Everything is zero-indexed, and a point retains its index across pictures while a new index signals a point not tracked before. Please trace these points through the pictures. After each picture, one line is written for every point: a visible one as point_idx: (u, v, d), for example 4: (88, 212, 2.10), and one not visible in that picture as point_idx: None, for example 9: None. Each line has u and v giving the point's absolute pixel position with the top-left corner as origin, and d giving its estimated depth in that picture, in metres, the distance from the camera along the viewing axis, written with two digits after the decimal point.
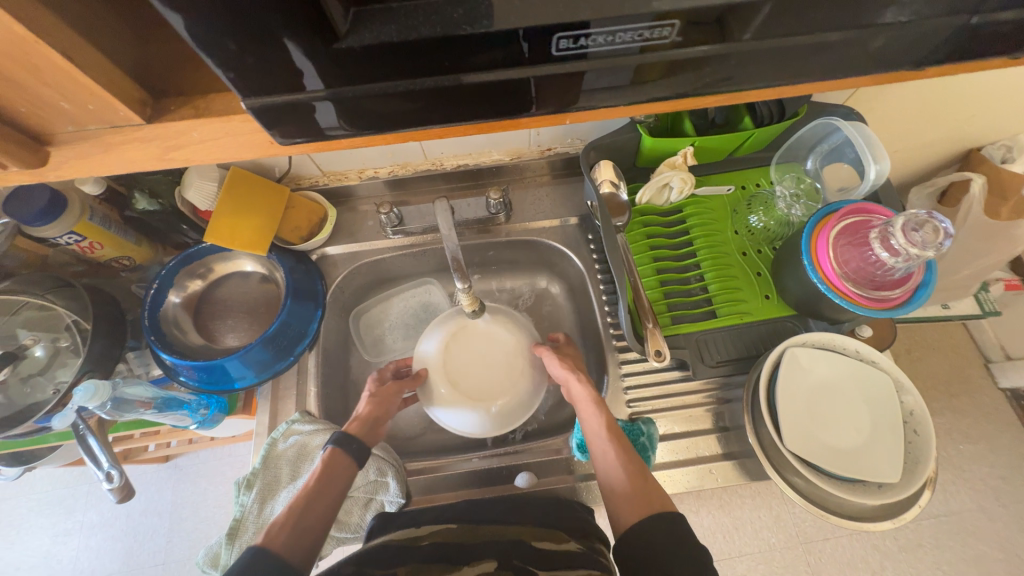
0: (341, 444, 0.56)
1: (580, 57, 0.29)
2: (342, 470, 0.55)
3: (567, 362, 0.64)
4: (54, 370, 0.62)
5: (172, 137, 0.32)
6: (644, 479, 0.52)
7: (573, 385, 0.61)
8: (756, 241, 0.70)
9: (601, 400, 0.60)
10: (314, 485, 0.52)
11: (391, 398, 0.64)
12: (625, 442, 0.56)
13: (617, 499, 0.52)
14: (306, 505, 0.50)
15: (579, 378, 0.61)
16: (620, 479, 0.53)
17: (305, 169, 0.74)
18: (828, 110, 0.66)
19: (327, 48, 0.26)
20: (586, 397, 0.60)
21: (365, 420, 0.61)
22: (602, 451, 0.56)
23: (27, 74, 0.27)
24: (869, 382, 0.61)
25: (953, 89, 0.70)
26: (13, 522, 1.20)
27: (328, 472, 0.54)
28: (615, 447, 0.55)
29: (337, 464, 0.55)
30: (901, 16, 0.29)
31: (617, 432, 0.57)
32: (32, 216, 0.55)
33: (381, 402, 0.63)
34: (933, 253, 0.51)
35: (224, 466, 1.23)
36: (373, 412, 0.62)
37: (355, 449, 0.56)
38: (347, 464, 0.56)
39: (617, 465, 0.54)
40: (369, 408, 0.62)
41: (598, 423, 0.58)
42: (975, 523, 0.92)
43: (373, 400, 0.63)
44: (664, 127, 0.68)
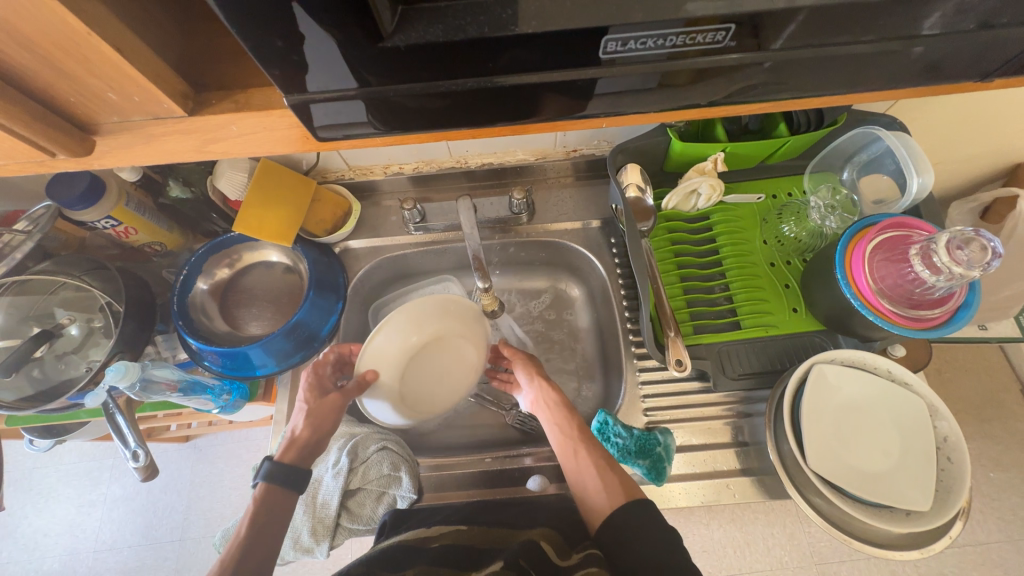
0: (272, 480, 0.56)
1: (606, 62, 0.29)
2: (277, 506, 0.55)
3: (535, 368, 0.68)
4: (87, 350, 0.65)
5: (213, 130, 0.32)
6: (613, 471, 0.55)
7: (543, 389, 0.64)
8: (786, 253, 0.68)
9: (570, 405, 0.63)
10: (251, 531, 0.52)
11: (331, 412, 0.62)
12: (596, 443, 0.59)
13: (593, 501, 0.53)
14: (246, 552, 0.51)
15: (549, 384, 0.65)
16: (596, 485, 0.54)
17: (332, 163, 0.75)
18: (867, 119, 0.64)
19: (373, 47, 0.26)
20: (554, 401, 0.63)
21: (300, 443, 0.60)
22: (568, 453, 0.58)
23: (78, 65, 0.28)
24: (901, 404, 0.58)
25: (1005, 101, 0.67)
26: (42, 491, 1.26)
27: (264, 509, 0.54)
28: (586, 447, 0.58)
29: (273, 502, 0.55)
30: (960, 25, 0.28)
31: (587, 435, 0.60)
32: (72, 201, 0.57)
33: (317, 419, 0.61)
34: (979, 273, 0.48)
35: (241, 449, 1.26)
36: (309, 434, 0.60)
37: (287, 479, 0.56)
38: (286, 498, 0.56)
39: (589, 465, 0.56)
40: (306, 430, 0.60)
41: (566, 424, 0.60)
42: (1004, 556, 0.88)
43: (311, 419, 0.61)
44: (695, 132, 0.66)
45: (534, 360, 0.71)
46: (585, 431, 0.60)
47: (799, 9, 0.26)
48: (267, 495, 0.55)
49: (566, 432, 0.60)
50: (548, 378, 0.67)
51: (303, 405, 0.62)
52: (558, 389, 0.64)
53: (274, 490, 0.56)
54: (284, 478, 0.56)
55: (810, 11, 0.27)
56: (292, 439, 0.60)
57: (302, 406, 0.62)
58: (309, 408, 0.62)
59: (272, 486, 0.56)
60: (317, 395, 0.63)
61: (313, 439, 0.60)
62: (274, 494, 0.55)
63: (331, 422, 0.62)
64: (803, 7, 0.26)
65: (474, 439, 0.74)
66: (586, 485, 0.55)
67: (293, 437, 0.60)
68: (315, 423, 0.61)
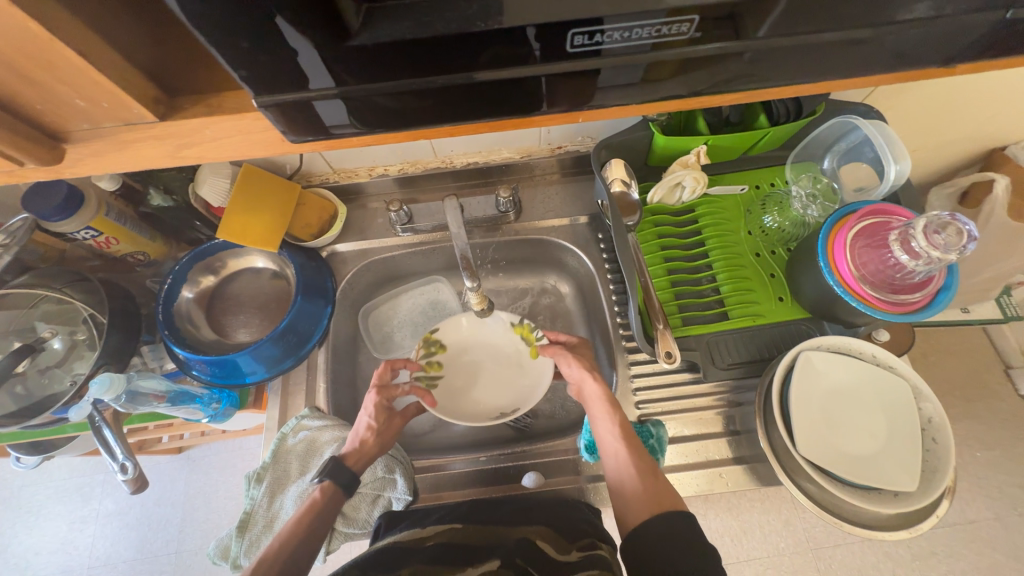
0: (335, 478, 0.57)
1: (593, 53, 0.29)
2: (329, 507, 0.56)
3: (581, 361, 0.64)
4: (71, 363, 0.63)
5: (186, 135, 0.32)
6: (655, 477, 0.52)
7: (587, 384, 0.61)
8: (770, 242, 0.69)
9: (615, 399, 0.60)
10: (304, 524, 0.53)
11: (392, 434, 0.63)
12: (635, 439, 0.56)
13: (628, 498, 0.51)
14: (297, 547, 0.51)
15: (594, 376, 0.61)
16: (630, 475, 0.53)
17: (316, 166, 0.75)
18: (845, 109, 0.65)
19: (340, 45, 0.26)
20: (598, 395, 0.60)
21: (365, 453, 0.60)
22: (611, 449, 0.56)
23: (44, 71, 0.27)
24: (887, 388, 0.59)
25: (977, 87, 0.68)
26: (31, 509, 1.23)
27: (321, 506, 0.55)
28: (629, 451, 0.54)
29: (326, 504, 0.56)
30: (925, 11, 0.28)
31: (631, 435, 0.56)
32: (50, 212, 0.56)
33: (383, 436, 0.62)
34: (956, 256, 0.49)
35: (235, 459, 1.25)
36: (373, 446, 0.61)
37: (348, 483, 0.57)
38: (339, 501, 0.57)
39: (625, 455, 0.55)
40: (373, 442, 0.61)
41: (611, 418, 0.57)
42: (991, 532, 0.90)
43: (377, 434, 0.62)
44: (677, 125, 0.66)
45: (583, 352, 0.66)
46: (626, 426, 0.57)
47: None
48: (327, 493, 0.57)
49: (610, 428, 0.57)
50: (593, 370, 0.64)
51: (372, 419, 0.61)
52: (604, 383, 0.61)
53: (334, 489, 0.57)
54: (345, 479, 0.57)
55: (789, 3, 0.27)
56: (357, 445, 0.60)
57: (370, 420, 0.61)
58: (378, 426, 0.61)
59: (332, 485, 0.57)
60: (384, 416, 0.62)
61: (376, 451, 0.61)
62: (334, 493, 0.57)
63: (392, 441, 0.63)
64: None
65: (470, 439, 0.75)
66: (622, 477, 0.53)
67: (360, 446, 0.60)
68: (381, 437, 0.62)
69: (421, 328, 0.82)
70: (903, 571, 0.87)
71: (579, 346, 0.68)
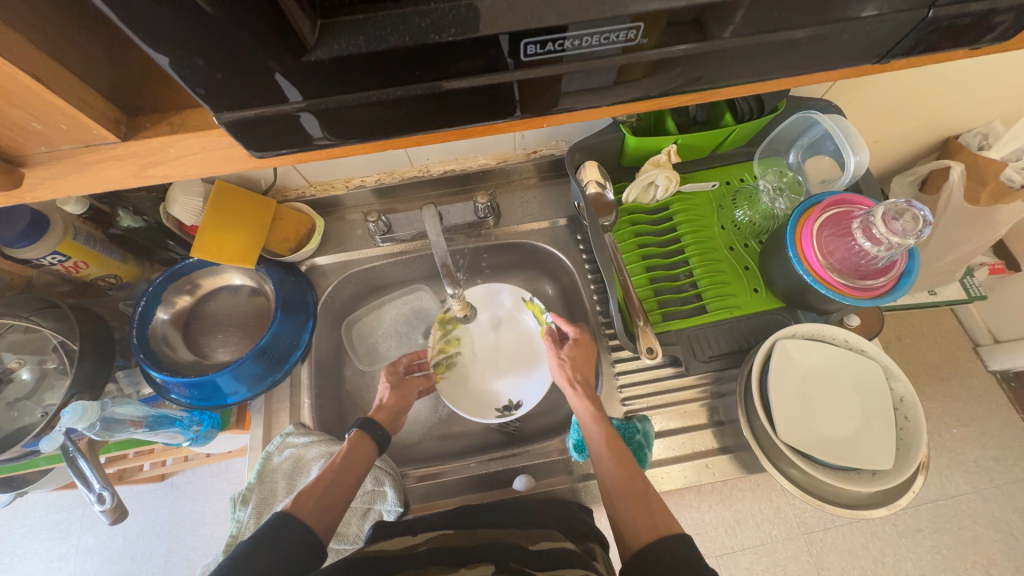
0: (367, 431, 0.61)
1: (553, 61, 0.29)
2: (361, 454, 0.59)
3: (569, 376, 0.64)
4: (41, 394, 0.61)
5: (149, 155, 0.32)
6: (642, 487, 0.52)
7: (573, 401, 0.62)
8: (743, 236, 0.71)
9: (602, 412, 0.60)
10: (339, 463, 0.57)
11: (411, 391, 0.71)
12: (622, 449, 0.56)
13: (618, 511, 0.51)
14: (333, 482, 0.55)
15: (580, 394, 0.62)
16: (619, 489, 0.52)
17: (291, 180, 0.74)
18: (805, 105, 0.68)
19: (296, 61, 0.26)
20: (587, 411, 0.60)
21: (389, 411, 0.67)
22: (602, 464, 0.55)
23: None
24: (860, 371, 0.61)
25: (929, 79, 0.72)
26: (5, 550, 1.18)
27: (352, 453, 0.59)
28: (614, 465, 0.54)
29: (358, 451, 0.59)
30: (865, 11, 0.30)
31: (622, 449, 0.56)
32: (13, 238, 0.55)
33: (401, 394, 0.70)
34: (914, 241, 0.51)
35: (221, 483, 1.22)
36: (395, 404, 0.69)
37: (379, 437, 0.61)
38: (369, 450, 0.60)
39: (609, 464, 0.54)
40: (391, 400, 0.68)
41: (596, 431, 0.58)
42: (972, 506, 0.93)
43: (395, 393, 0.69)
44: (647, 126, 0.68)
45: (578, 364, 0.66)
46: (615, 440, 0.56)
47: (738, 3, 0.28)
48: (356, 442, 0.60)
49: (598, 444, 0.57)
50: (584, 384, 0.64)
51: (387, 382, 0.70)
52: (589, 398, 0.61)
53: (364, 440, 0.61)
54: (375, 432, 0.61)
55: (751, 4, 0.28)
56: (379, 407, 0.67)
57: (385, 382, 0.70)
58: (392, 382, 0.70)
59: (363, 435, 0.60)
60: (397, 377, 0.71)
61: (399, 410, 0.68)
62: (364, 443, 0.60)
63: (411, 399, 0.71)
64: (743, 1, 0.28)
65: (459, 446, 0.74)
66: (608, 486, 0.54)
67: (382, 405, 0.67)
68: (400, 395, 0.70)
69: (406, 337, 0.82)
70: (891, 548, 0.89)
71: (576, 346, 0.67)
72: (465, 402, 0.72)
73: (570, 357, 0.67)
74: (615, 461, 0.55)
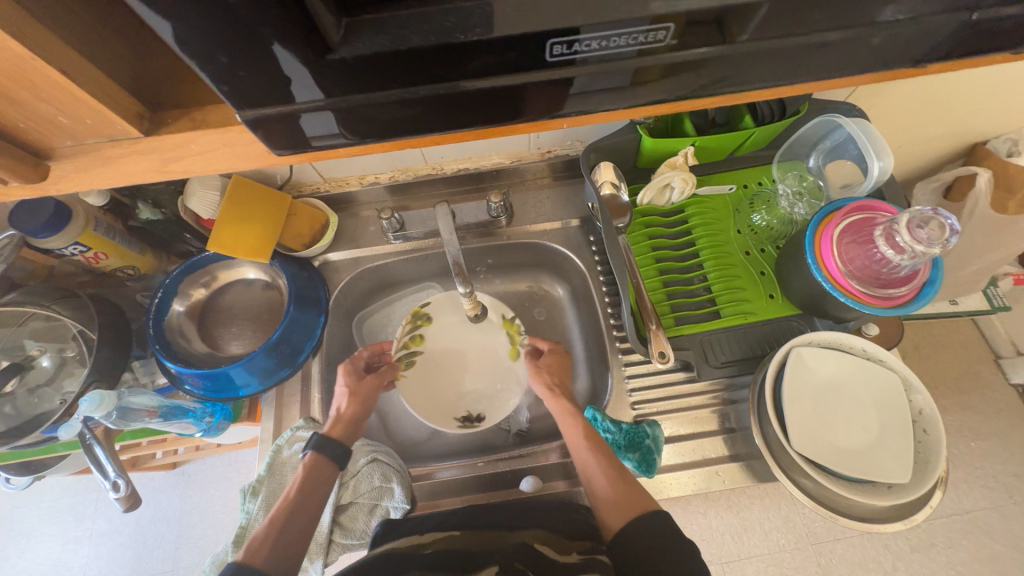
0: (321, 451, 0.58)
1: (568, 63, 0.29)
2: (320, 475, 0.57)
3: (545, 379, 0.67)
4: (61, 380, 0.63)
5: (171, 150, 0.32)
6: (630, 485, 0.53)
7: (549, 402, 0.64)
8: (760, 240, 0.70)
9: (577, 411, 0.63)
10: (296, 495, 0.54)
11: (370, 393, 0.66)
12: (601, 442, 0.59)
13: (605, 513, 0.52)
14: (291, 515, 0.53)
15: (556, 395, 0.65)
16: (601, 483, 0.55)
17: (307, 176, 0.75)
18: (828, 108, 0.66)
19: (321, 59, 0.26)
20: (562, 410, 0.63)
21: (348, 422, 0.63)
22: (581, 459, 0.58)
23: (24, 90, 0.27)
24: (876, 381, 0.60)
25: (958, 83, 0.70)
26: (23, 531, 1.21)
27: (308, 479, 0.56)
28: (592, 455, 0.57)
29: (318, 473, 0.57)
30: (900, 14, 0.29)
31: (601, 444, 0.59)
32: (37, 228, 0.56)
33: (360, 400, 0.65)
34: (939, 249, 0.50)
35: (231, 472, 1.23)
36: (355, 412, 0.64)
37: (336, 453, 0.58)
38: (331, 469, 0.58)
39: (587, 457, 0.57)
40: (349, 409, 0.63)
41: (572, 428, 0.61)
42: (988, 522, 0.91)
43: (353, 400, 0.65)
44: (665, 127, 0.67)
45: (553, 369, 0.69)
46: (591, 436, 0.59)
47: (761, 3, 0.27)
48: (314, 464, 0.57)
49: (576, 440, 0.59)
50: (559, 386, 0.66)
51: (344, 387, 0.65)
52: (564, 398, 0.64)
53: (321, 460, 0.58)
54: (332, 449, 0.58)
55: (777, 5, 0.28)
56: (337, 418, 0.63)
57: (341, 388, 0.65)
58: (349, 389, 0.65)
59: (318, 456, 0.58)
60: (354, 380, 0.66)
61: (357, 420, 0.63)
62: (321, 465, 0.57)
63: (372, 403, 0.66)
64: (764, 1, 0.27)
65: (467, 445, 0.74)
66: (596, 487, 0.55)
67: (339, 416, 0.63)
68: (358, 400, 0.65)
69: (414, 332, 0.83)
70: (903, 563, 0.87)
71: (551, 354, 0.70)
72: (426, 407, 0.70)
73: (546, 364, 0.69)
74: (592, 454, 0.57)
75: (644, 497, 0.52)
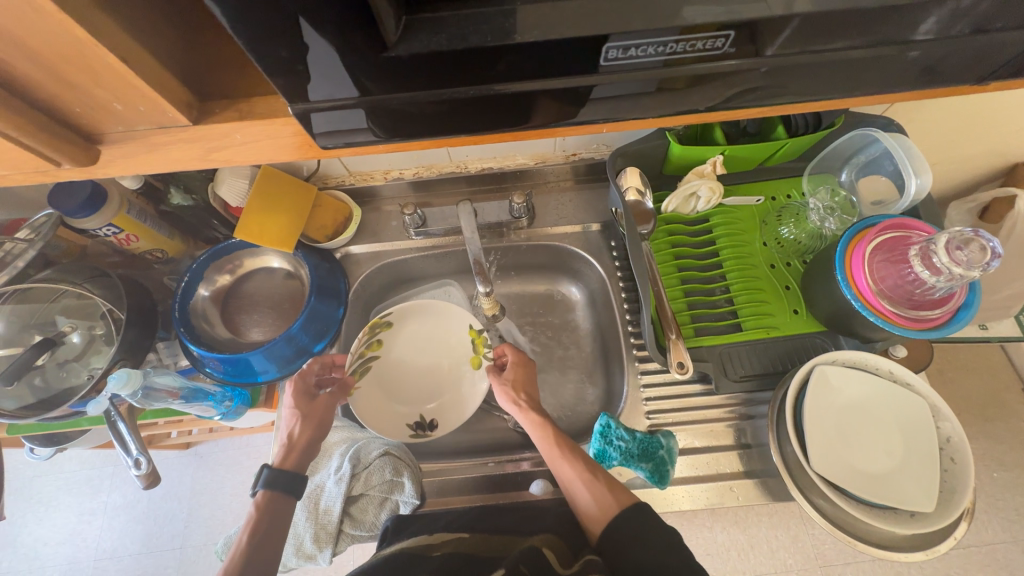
0: (272, 488, 0.56)
1: (594, 71, 0.29)
2: (278, 512, 0.56)
3: (509, 393, 0.65)
4: (89, 357, 0.65)
5: (215, 139, 0.32)
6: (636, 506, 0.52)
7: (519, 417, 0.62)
8: (786, 254, 0.68)
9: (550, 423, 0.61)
10: (251, 541, 0.52)
11: (322, 416, 0.62)
12: (581, 454, 0.58)
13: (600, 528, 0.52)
14: (248, 557, 0.52)
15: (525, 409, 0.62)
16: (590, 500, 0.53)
17: (333, 169, 0.76)
18: (865, 122, 0.64)
19: (377, 57, 0.26)
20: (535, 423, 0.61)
21: (301, 447, 0.60)
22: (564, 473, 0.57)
23: (81, 75, 0.27)
24: (902, 405, 0.58)
25: (1004, 101, 0.68)
26: (42, 499, 1.25)
27: (263, 518, 0.55)
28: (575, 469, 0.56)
29: (272, 510, 0.55)
30: (963, 29, 0.28)
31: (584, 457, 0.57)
32: (75, 208, 0.58)
33: (313, 424, 0.61)
34: (979, 273, 0.48)
35: (242, 456, 1.26)
36: (308, 437, 0.61)
37: (289, 485, 0.57)
38: (285, 504, 0.56)
39: (570, 472, 0.56)
40: (303, 435, 0.60)
41: (546, 444, 0.59)
42: None
43: (306, 424, 0.61)
44: (693, 135, 0.66)
45: (517, 383, 0.66)
46: (569, 449, 0.58)
47: (793, 15, 0.26)
48: (267, 502, 0.56)
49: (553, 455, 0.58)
50: (528, 398, 0.64)
51: (292, 411, 0.61)
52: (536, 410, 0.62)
53: (275, 497, 0.56)
54: (285, 484, 0.56)
55: (824, 14, 0.26)
56: (290, 444, 0.60)
57: (292, 411, 0.61)
58: (300, 413, 0.61)
59: (270, 494, 0.56)
60: (304, 403, 0.62)
61: (309, 444, 0.60)
62: (274, 503, 0.55)
63: (327, 424, 0.63)
64: (797, 14, 0.26)
65: (477, 444, 0.75)
66: (585, 509, 0.54)
67: (290, 441, 0.60)
68: (309, 424, 0.61)
69: None
70: None
71: (515, 367, 0.67)
72: (376, 412, 0.69)
73: (511, 378, 0.66)
74: (575, 468, 0.56)
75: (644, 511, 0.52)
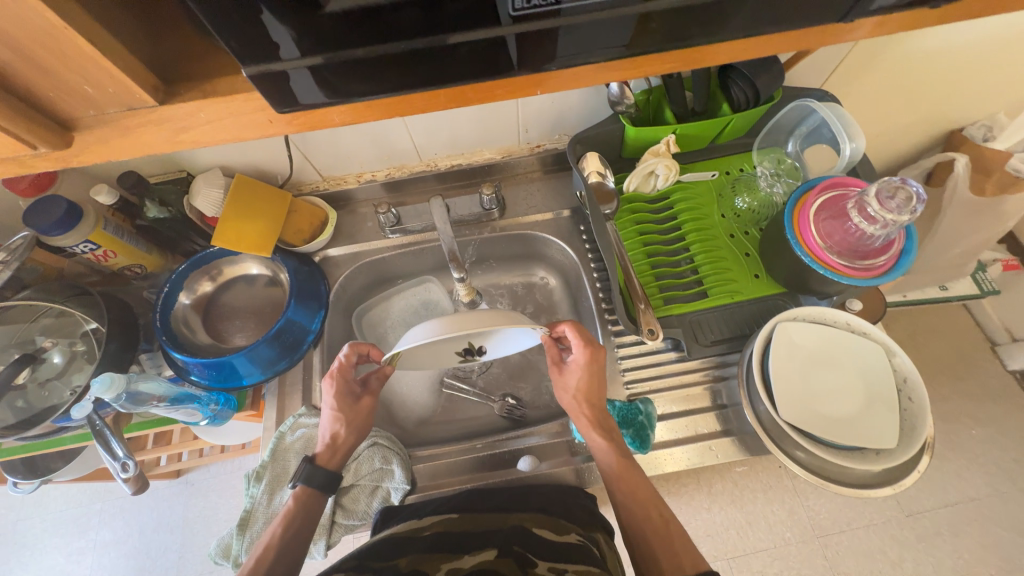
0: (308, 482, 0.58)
1: (552, 14, 0.29)
2: (311, 513, 0.57)
3: (575, 404, 0.62)
4: (70, 375, 0.64)
5: (180, 119, 0.33)
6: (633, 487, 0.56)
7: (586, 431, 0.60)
8: (744, 223, 0.73)
9: (612, 436, 0.59)
10: (283, 534, 0.54)
11: (365, 417, 0.62)
12: (633, 469, 0.57)
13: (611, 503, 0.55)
14: (275, 553, 0.52)
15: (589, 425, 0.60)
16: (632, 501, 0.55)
17: (306, 176, 0.78)
18: (802, 95, 0.69)
19: (314, 13, 0.27)
20: (599, 440, 0.59)
21: (337, 449, 0.61)
22: (617, 488, 0.56)
23: (52, 57, 0.29)
24: (861, 353, 0.62)
25: (931, 69, 0.73)
26: (27, 543, 1.21)
27: (301, 512, 0.56)
28: (625, 485, 0.56)
29: (307, 507, 0.57)
30: None
31: (635, 471, 0.57)
32: (50, 225, 0.59)
33: (355, 426, 0.61)
34: (908, 217, 0.52)
35: (234, 480, 1.24)
36: (348, 439, 0.61)
37: (323, 484, 0.58)
38: (320, 501, 0.59)
39: (620, 490, 0.56)
40: (347, 438, 0.61)
41: (606, 459, 0.58)
42: None
43: (351, 426, 0.61)
44: (647, 117, 0.71)
45: (584, 391, 0.62)
46: (627, 467, 0.57)
47: None
48: (305, 496, 0.58)
49: (610, 470, 0.58)
50: (590, 408, 0.61)
51: (331, 412, 0.60)
52: (598, 430, 0.59)
53: (311, 492, 0.58)
54: (320, 481, 0.58)
55: None
56: (330, 444, 0.60)
57: (334, 413, 0.60)
58: (344, 416, 0.60)
59: (308, 489, 0.58)
60: (348, 403, 0.61)
61: (350, 444, 0.61)
62: (309, 496, 0.57)
63: (367, 424, 0.63)
64: None
65: (468, 430, 0.76)
66: (616, 493, 0.57)
67: (332, 441, 0.60)
68: (352, 427, 0.61)
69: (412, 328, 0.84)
70: None
71: (580, 372, 0.61)
72: (422, 357, 0.63)
73: (578, 383, 0.62)
74: (627, 487, 0.56)
75: (647, 487, 0.56)
